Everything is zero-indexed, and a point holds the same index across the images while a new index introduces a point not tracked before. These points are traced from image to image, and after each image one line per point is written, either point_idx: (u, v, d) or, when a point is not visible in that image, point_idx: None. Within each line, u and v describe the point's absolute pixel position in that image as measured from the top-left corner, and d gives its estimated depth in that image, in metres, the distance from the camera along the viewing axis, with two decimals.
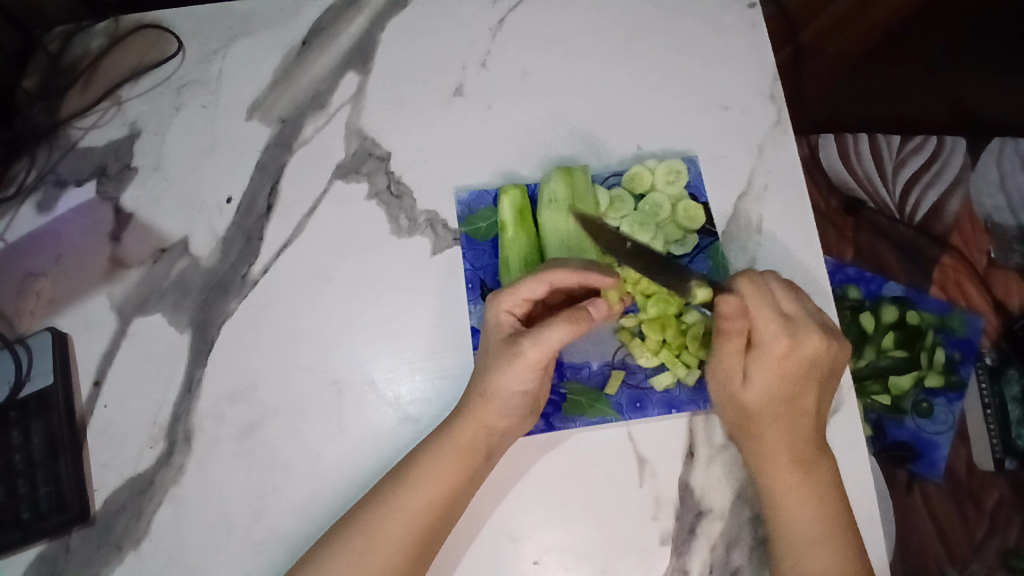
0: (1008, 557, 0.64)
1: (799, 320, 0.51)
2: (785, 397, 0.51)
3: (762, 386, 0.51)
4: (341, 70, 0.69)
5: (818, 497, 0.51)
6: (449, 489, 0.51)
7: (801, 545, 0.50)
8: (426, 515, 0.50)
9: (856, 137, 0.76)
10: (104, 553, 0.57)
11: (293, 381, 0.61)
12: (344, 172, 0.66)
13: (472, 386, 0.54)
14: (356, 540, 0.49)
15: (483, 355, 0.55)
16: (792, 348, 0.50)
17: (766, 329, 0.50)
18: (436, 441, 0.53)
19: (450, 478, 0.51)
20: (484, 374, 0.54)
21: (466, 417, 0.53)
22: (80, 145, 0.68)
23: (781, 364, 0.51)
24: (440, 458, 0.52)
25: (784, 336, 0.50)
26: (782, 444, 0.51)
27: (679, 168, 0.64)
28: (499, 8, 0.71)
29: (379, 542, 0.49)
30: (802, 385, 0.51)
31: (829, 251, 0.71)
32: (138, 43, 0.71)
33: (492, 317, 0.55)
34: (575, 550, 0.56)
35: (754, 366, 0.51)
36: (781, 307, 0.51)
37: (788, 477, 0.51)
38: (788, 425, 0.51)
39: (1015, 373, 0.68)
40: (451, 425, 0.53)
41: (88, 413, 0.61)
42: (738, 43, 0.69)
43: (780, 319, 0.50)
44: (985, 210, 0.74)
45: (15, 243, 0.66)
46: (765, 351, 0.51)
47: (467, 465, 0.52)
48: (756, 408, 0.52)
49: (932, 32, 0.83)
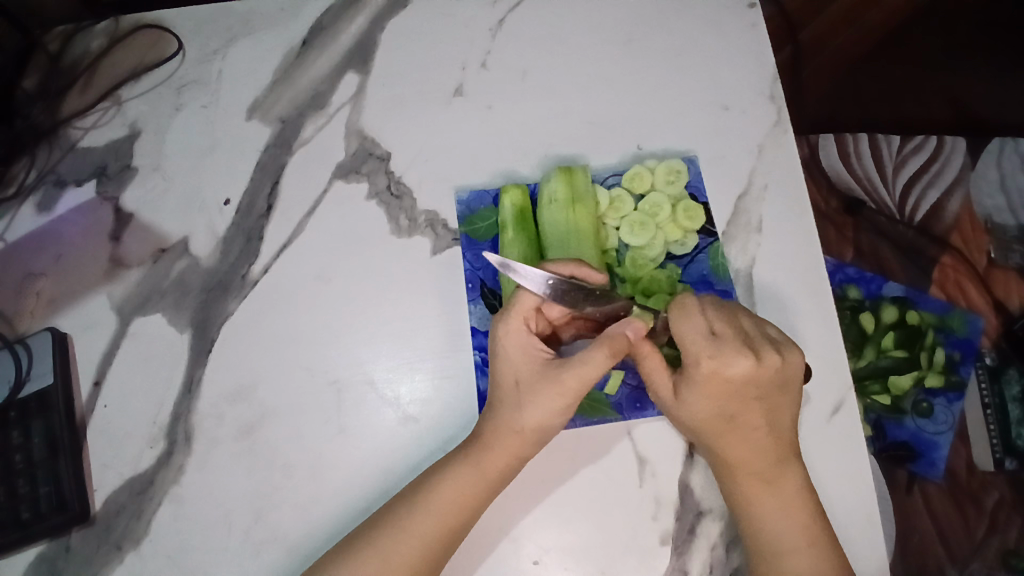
0: (1008, 556, 0.64)
1: (727, 338, 0.50)
2: (727, 413, 0.51)
3: (701, 404, 0.51)
4: (340, 70, 0.69)
5: (789, 505, 0.51)
6: (465, 511, 0.51)
7: (772, 553, 0.51)
8: (442, 536, 0.50)
9: (855, 138, 0.76)
10: (104, 553, 0.57)
11: (293, 381, 0.61)
12: (344, 172, 0.66)
13: (500, 418, 0.53)
14: (372, 563, 0.49)
15: (499, 387, 0.54)
16: (713, 369, 0.50)
17: (689, 348, 0.50)
18: (456, 462, 0.53)
19: (469, 501, 0.51)
20: (518, 412, 0.52)
21: (491, 445, 0.52)
22: (80, 145, 0.68)
23: (710, 383, 0.50)
24: (457, 481, 0.52)
25: (708, 355, 0.50)
26: (740, 457, 0.52)
27: (679, 168, 0.64)
28: (499, 8, 0.71)
29: (394, 565, 0.49)
30: (746, 402, 0.51)
31: (829, 251, 0.71)
32: (138, 43, 0.71)
33: (505, 339, 0.54)
34: (575, 549, 0.56)
35: (687, 385, 0.51)
36: (710, 326, 0.51)
37: (753, 485, 0.52)
38: (737, 441, 0.51)
39: (1015, 373, 0.68)
40: (471, 451, 0.53)
41: (88, 413, 0.61)
42: (738, 43, 0.69)
43: (705, 340, 0.50)
44: (985, 210, 0.74)
45: (15, 243, 0.66)
46: (695, 371, 0.50)
47: (488, 490, 0.52)
48: (702, 426, 0.52)
49: (932, 31, 0.83)
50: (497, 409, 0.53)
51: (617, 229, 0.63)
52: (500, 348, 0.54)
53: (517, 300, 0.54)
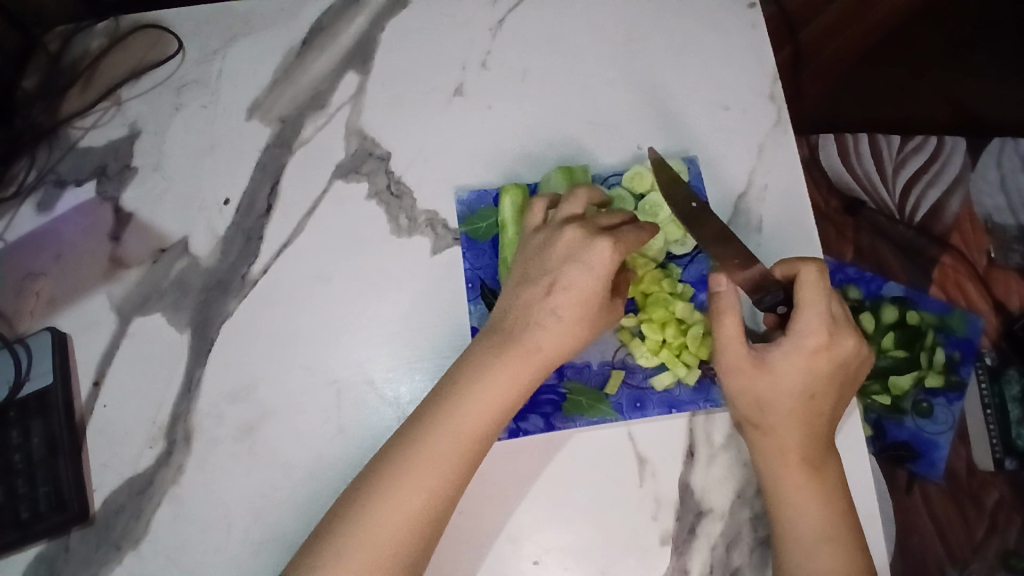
0: (1008, 557, 0.64)
1: (839, 323, 0.51)
2: (810, 391, 0.51)
3: (787, 378, 0.51)
4: (341, 70, 0.69)
5: (827, 496, 0.51)
6: (492, 421, 0.49)
7: (808, 542, 0.51)
8: (474, 451, 0.49)
9: (855, 138, 0.77)
10: (103, 553, 0.57)
11: (292, 380, 0.60)
12: (344, 172, 0.66)
13: (523, 347, 0.51)
14: (408, 486, 0.47)
15: (570, 303, 0.51)
16: (825, 346, 0.51)
17: (800, 321, 0.51)
18: (483, 372, 0.50)
19: (498, 414, 0.50)
20: (570, 325, 0.52)
21: (522, 352, 0.51)
22: (80, 145, 0.68)
23: (816, 358, 0.51)
24: (490, 392, 0.49)
25: (822, 333, 0.51)
26: (792, 441, 0.52)
27: (679, 168, 0.64)
28: (499, 8, 0.70)
29: (413, 509, 0.46)
30: (824, 388, 0.52)
31: (829, 251, 0.71)
32: (138, 43, 0.71)
33: (604, 259, 0.51)
34: (575, 550, 0.56)
35: (780, 356, 0.52)
36: (830, 308, 0.51)
37: (795, 475, 0.52)
38: (802, 420, 0.52)
39: (1015, 373, 0.68)
40: (500, 358, 0.51)
41: (88, 413, 0.61)
42: (738, 43, 0.69)
43: (826, 319, 0.51)
44: (985, 210, 0.74)
45: (15, 243, 0.66)
46: (801, 342, 0.51)
47: (518, 394, 0.50)
48: (776, 400, 0.52)
49: (932, 32, 0.83)
50: (514, 344, 0.51)
51: None
52: (595, 267, 0.51)
53: (638, 237, 0.53)
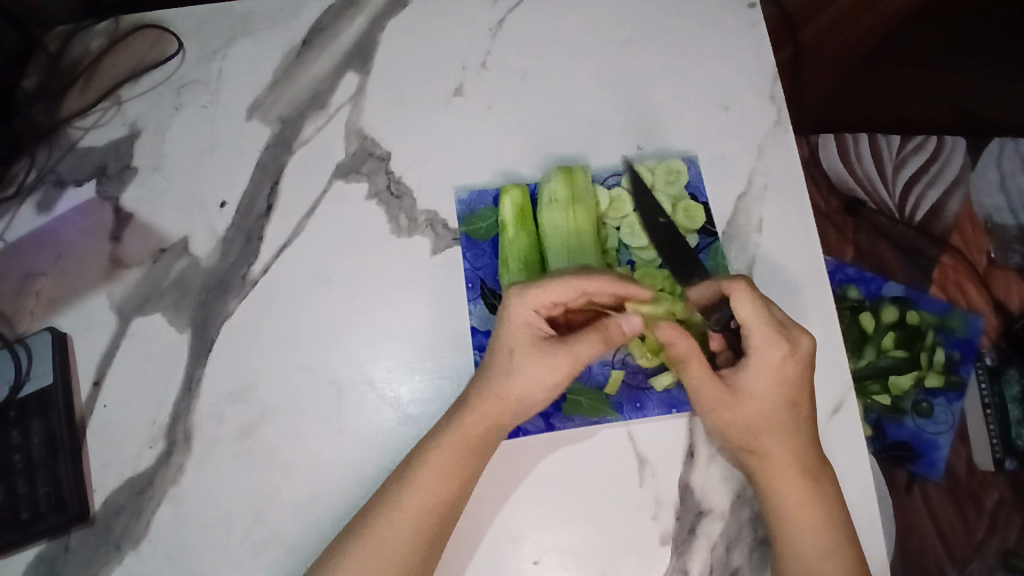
0: (1008, 557, 0.64)
1: (789, 326, 0.53)
2: (791, 404, 0.53)
3: (764, 398, 0.53)
4: (341, 71, 0.69)
5: (829, 508, 0.53)
6: (450, 482, 0.52)
7: (816, 557, 0.52)
8: (432, 510, 0.51)
9: (855, 137, 0.76)
10: (104, 553, 0.57)
11: (292, 380, 0.60)
12: (344, 172, 0.66)
13: (491, 383, 0.54)
14: (374, 545, 0.50)
15: (492, 359, 0.55)
16: (783, 357, 0.52)
17: (757, 336, 0.52)
18: (438, 434, 0.53)
19: (457, 470, 0.52)
20: (508, 380, 0.54)
21: (470, 412, 0.54)
22: (80, 145, 0.68)
23: (779, 369, 0.52)
24: (442, 452, 0.52)
25: (782, 342, 0.52)
26: (786, 461, 0.53)
27: (679, 168, 0.64)
28: (499, 8, 0.71)
29: (394, 540, 0.50)
30: (800, 398, 0.53)
31: (829, 251, 0.71)
32: (138, 43, 0.71)
33: (502, 311, 0.55)
34: (575, 550, 0.56)
35: (749, 375, 0.53)
36: (773, 317, 0.53)
37: (798, 491, 0.53)
38: (791, 440, 0.53)
39: (1015, 373, 0.68)
40: (452, 420, 0.54)
41: (88, 413, 0.61)
42: (738, 43, 0.69)
43: (770, 329, 0.52)
44: (985, 210, 0.74)
45: (15, 243, 0.66)
46: (767, 358, 0.53)
47: (472, 452, 0.53)
48: (761, 420, 0.53)
49: (932, 30, 0.83)
50: (488, 378, 0.54)
51: (618, 229, 0.63)
52: (511, 318, 0.54)
53: (542, 287, 0.54)
